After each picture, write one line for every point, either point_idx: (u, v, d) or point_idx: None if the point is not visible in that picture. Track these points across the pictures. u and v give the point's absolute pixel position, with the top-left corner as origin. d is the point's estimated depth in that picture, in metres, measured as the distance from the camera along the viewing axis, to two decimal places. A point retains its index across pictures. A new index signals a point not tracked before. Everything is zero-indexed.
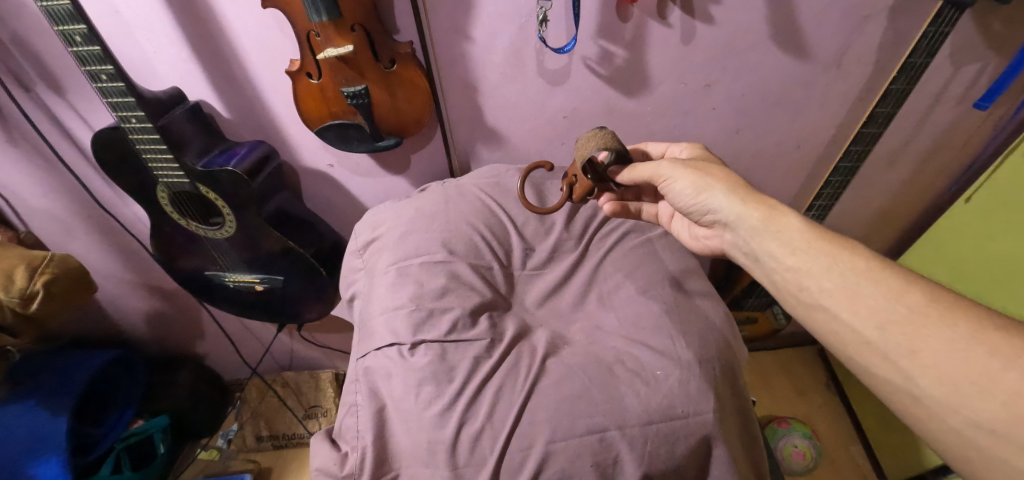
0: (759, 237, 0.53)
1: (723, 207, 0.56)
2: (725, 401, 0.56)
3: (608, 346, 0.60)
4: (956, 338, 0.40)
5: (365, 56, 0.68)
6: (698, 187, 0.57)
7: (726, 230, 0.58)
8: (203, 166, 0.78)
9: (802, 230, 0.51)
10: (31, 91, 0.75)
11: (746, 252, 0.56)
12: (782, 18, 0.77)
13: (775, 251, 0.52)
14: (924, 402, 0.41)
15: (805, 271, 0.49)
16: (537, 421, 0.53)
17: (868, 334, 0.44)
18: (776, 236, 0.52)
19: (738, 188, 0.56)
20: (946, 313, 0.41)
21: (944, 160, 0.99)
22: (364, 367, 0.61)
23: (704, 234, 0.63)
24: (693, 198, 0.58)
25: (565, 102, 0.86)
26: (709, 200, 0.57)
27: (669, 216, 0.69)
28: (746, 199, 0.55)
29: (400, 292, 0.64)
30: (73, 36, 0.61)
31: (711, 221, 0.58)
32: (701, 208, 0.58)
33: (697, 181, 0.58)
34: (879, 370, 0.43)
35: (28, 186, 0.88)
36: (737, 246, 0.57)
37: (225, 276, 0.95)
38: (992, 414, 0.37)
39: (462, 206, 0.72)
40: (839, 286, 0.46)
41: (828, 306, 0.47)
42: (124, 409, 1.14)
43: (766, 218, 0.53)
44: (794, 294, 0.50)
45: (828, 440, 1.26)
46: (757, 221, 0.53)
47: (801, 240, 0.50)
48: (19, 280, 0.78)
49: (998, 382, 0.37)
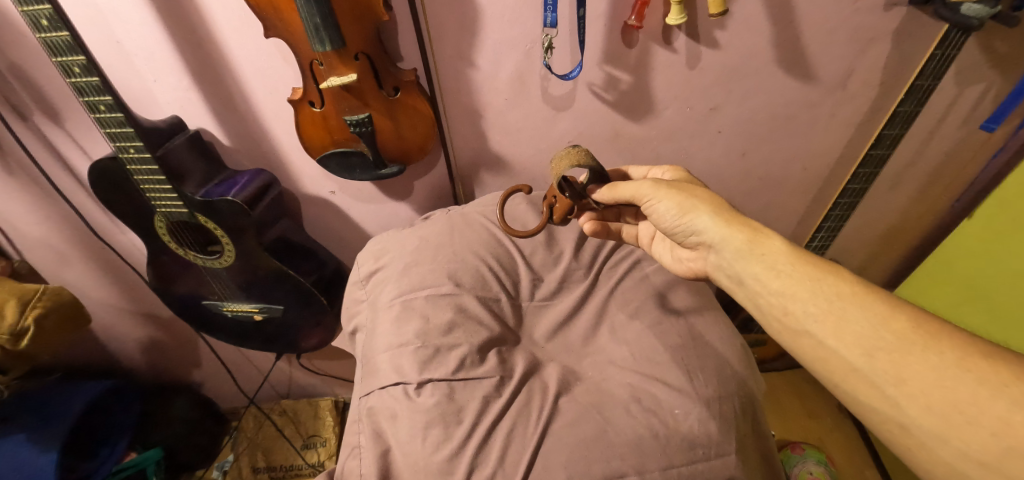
0: (744, 260, 0.51)
1: (708, 228, 0.54)
2: (747, 440, 0.54)
3: (622, 383, 0.58)
4: (943, 366, 0.39)
5: (370, 85, 0.67)
6: (684, 208, 0.55)
7: (710, 252, 0.56)
8: (202, 195, 0.76)
9: (785, 254, 0.49)
10: (28, 121, 0.74)
11: (730, 275, 0.54)
12: (788, 44, 0.77)
13: (760, 274, 0.50)
14: (913, 431, 0.39)
15: (790, 295, 0.48)
16: (552, 466, 0.50)
17: (855, 361, 0.42)
18: (760, 259, 0.50)
19: (724, 211, 0.54)
20: (933, 341, 0.40)
21: (950, 180, 0.98)
22: (368, 407, 0.59)
23: (687, 256, 0.61)
24: (678, 219, 0.56)
25: (569, 127, 0.85)
26: (694, 221, 0.55)
27: (649, 237, 0.67)
28: (731, 221, 0.53)
29: (406, 327, 0.62)
30: (72, 67, 0.60)
31: (696, 242, 0.56)
32: (686, 229, 0.56)
33: (682, 203, 0.55)
34: (867, 398, 0.42)
35: (23, 216, 0.87)
36: (721, 268, 0.55)
37: (223, 305, 0.93)
38: (981, 445, 0.36)
39: (468, 236, 0.71)
40: (825, 310, 0.45)
41: (813, 331, 0.45)
42: (116, 444, 1.10)
43: (750, 241, 0.51)
44: (779, 318, 0.48)
45: (844, 466, 1.23)
46: (741, 244, 0.52)
47: (786, 264, 0.49)
48: (9, 317, 0.75)
49: (986, 412, 0.36)
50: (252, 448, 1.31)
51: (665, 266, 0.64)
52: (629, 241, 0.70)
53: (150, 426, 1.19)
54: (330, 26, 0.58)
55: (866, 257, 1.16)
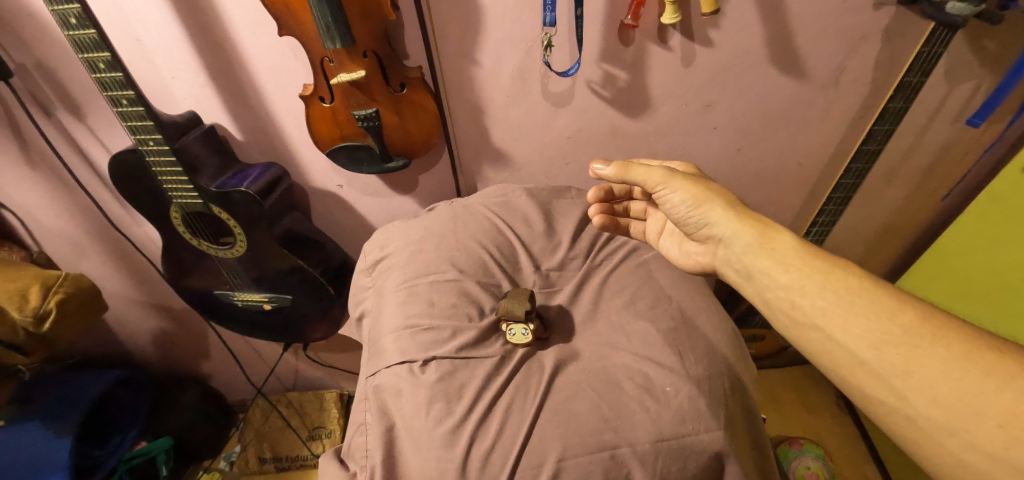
0: (753, 253, 0.54)
1: (720, 221, 0.57)
2: (735, 416, 0.57)
3: (618, 363, 0.60)
4: (950, 359, 0.41)
5: (377, 80, 0.70)
6: (698, 200, 0.59)
7: (720, 246, 0.59)
8: (216, 187, 0.79)
9: (794, 248, 0.53)
10: (51, 115, 0.77)
11: (738, 268, 0.57)
12: (779, 41, 0.79)
13: (768, 268, 0.53)
14: (919, 423, 0.41)
15: (798, 288, 0.50)
16: (548, 438, 0.53)
17: (863, 355, 0.44)
18: (770, 252, 0.53)
19: (736, 205, 0.58)
20: (939, 334, 0.42)
21: (943, 177, 1.00)
22: (375, 385, 0.62)
23: (696, 250, 0.64)
24: (692, 210, 0.60)
25: (569, 123, 0.88)
26: (708, 214, 0.58)
27: (657, 232, 0.70)
28: (742, 217, 0.56)
29: (411, 310, 0.65)
30: (97, 63, 0.63)
31: (706, 235, 0.60)
32: (699, 221, 0.59)
33: (697, 195, 0.59)
34: (872, 390, 0.44)
35: (43, 207, 0.90)
36: (729, 262, 0.58)
37: (234, 295, 0.96)
38: (988, 436, 0.37)
39: (471, 226, 0.74)
40: (834, 304, 0.47)
41: (821, 325, 0.48)
42: (126, 432, 1.14)
43: (760, 234, 0.54)
44: (786, 311, 0.51)
45: (841, 461, 1.25)
46: (751, 237, 0.55)
47: (794, 258, 0.52)
48: (33, 300, 0.79)
49: (993, 404, 0.38)
50: (259, 439, 1.34)
51: (674, 260, 0.67)
52: (637, 236, 0.73)
53: (161, 415, 1.22)
54: (340, 25, 0.61)
55: (862, 254, 1.18)
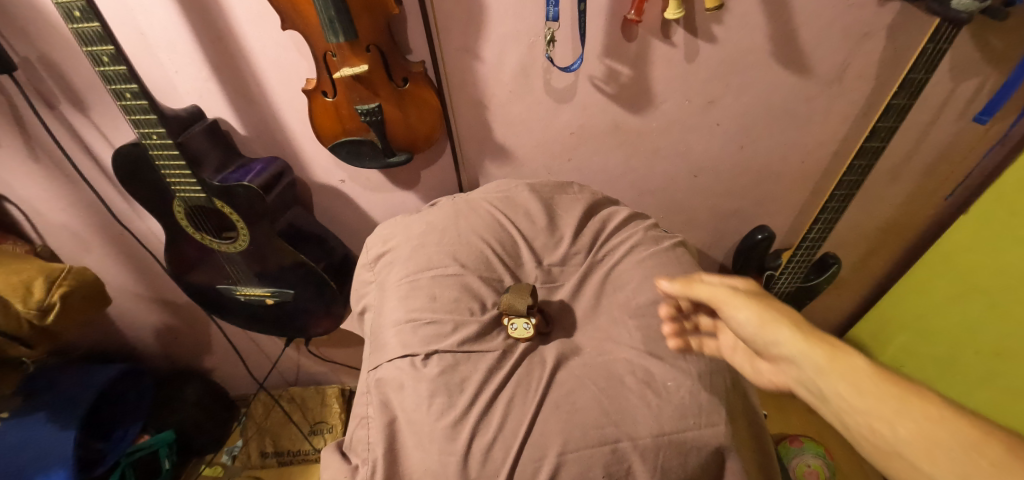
0: (826, 379, 0.41)
1: (787, 343, 0.45)
2: (736, 413, 0.57)
3: (619, 358, 0.60)
4: None
5: (380, 75, 0.70)
6: (764, 321, 0.48)
7: (791, 372, 0.46)
8: (219, 181, 0.79)
9: (873, 371, 0.40)
10: (55, 108, 0.78)
11: (814, 399, 0.43)
12: (783, 37, 0.79)
13: (843, 394, 0.40)
14: None
15: (873, 414, 0.38)
16: (549, 432, 0.53)
17: None
18: (842, 375, 0.40)
19: (807, 327, 0.46)
20: None
21: (947, 174, 1.00)
22: (377, 378, 0.62)
23: (769, 374, 0.50)
24: (759, 333, 0.48)
25: (571, 119, 0.88)
26: (775, 335, 0.46)
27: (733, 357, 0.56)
28: (813, 338, 0.44)
29: (413, 304, 0.65)
30: (101, 56, 0.63)
31: (776, 359, 0.47)
32: (767, 344, 0.47)
33: (762, 314, 0.48)
34: None
35: (46, 201, 0.91)
36: (806, 392, 0.44)
37: (236, 289, 0.96)
38: None
39: (473, 221, 0.74)
40: (915, 431, 0.35)
41: (906, 459, 0.35)
42: (130, 425, 1.15)
43: (833, 358, 0.42)
44: (866, 443, 0.38)
45: (841, 459, 1.26)
46: (821, 359, 0.43)
47: (871, 381, 0.39)
48: (37, 292, 0.79)
49: None
50: (261, 433, 1.35)
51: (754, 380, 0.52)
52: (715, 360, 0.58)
53: (164, 408, 1.23)
54: (343, 19, 0.61)
55: (864, 252, 1.18)
